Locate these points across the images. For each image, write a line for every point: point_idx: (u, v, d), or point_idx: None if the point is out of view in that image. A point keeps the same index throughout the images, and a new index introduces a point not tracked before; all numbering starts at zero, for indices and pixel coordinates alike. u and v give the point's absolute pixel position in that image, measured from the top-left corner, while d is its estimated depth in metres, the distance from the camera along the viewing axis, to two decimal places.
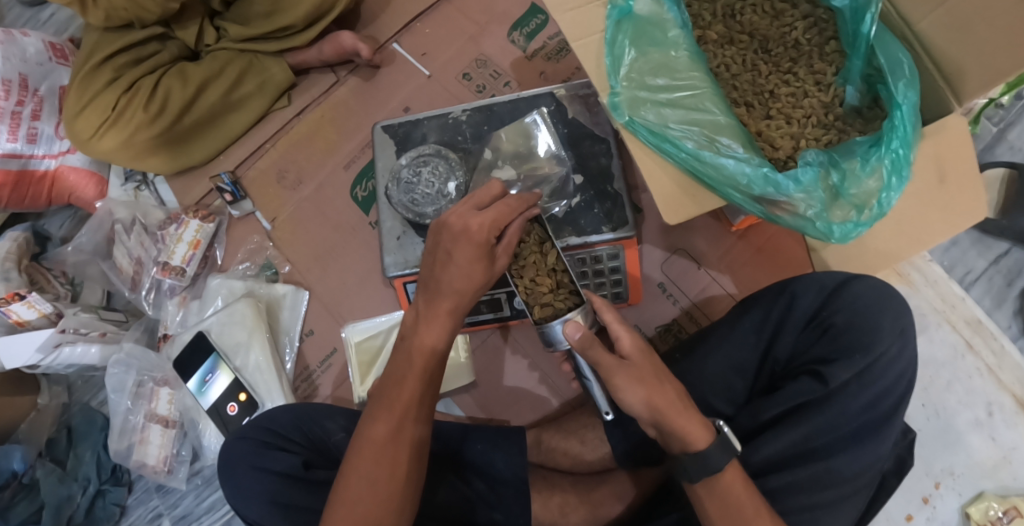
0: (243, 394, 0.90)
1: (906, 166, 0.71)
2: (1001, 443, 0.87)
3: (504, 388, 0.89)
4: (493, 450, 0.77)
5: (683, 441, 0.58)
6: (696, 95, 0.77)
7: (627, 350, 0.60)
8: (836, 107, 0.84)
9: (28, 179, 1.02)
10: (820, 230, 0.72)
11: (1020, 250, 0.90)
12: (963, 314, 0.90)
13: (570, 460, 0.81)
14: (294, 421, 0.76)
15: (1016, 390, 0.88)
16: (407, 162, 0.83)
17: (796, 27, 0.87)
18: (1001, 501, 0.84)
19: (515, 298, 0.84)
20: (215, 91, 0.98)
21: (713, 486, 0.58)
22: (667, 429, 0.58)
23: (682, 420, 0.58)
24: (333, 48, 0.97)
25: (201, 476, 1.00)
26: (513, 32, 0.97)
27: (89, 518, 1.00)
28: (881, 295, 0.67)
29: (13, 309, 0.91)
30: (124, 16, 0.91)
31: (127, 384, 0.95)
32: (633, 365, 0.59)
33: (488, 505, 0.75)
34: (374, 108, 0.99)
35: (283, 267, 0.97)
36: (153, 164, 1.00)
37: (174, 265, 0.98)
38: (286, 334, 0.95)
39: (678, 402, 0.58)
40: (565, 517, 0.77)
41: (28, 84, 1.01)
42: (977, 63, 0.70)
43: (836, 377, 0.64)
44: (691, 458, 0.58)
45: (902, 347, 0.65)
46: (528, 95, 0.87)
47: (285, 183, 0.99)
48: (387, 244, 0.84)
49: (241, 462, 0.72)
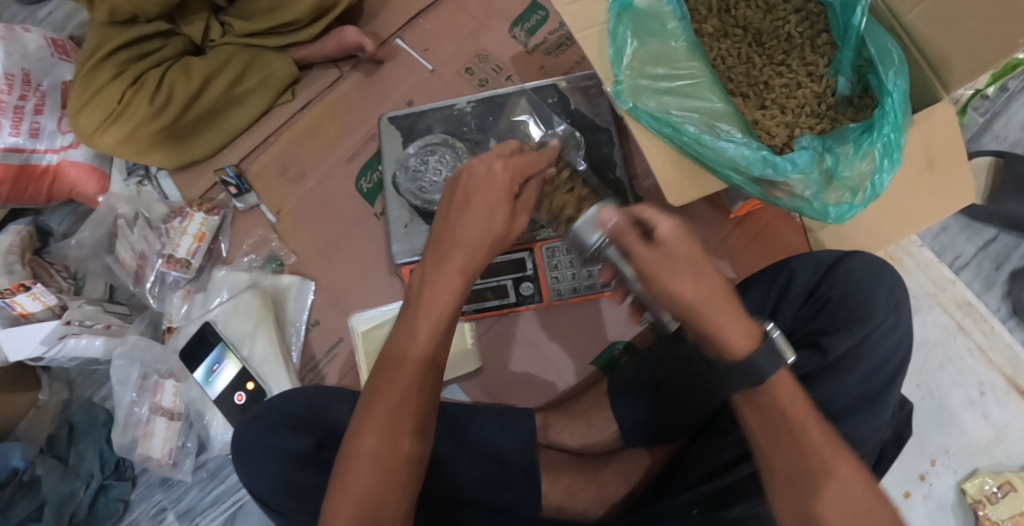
0: (250, 383, 0.90)
1: (897, 149, 0.73)
2: (994, 421, 0.90)
3: (510, 374, 0.90)
4: (501, 431, 0.78)
5: (723, 348, 0.50)
6: (695, 84, 0.80)
7: (663, 234, 0.49)
8: (828, 97, 0.87)
9: (29, 174, 1.02)
10: (817, 211, 0.74)
11: (1008, 236, 0.95)
12: (954, 296, 0.93)
13: (577, 441, 0.82)
14: (307, 404, 0.77)
15: (1006, 370, 0.91)
16: (414, 151, 0.85)
17: (789, 20, 0.90)
18: (996, 477, 0.87)
19: (522, 284, 0.87)
20: (219, 85, 0.98)
21: (760, 402, 0.51)
22: (705, 330, 0.49)
23: (723, 322, 0.49)
24: (336, 43, 0.98)
25: (206, 469, 1.00)
26: (513, 28, 1.00)
27: (91, 515, 0.99)
28: (876, 270, 0.69)
29: (17, 301, 0.91)
30: (128, 8, 0.92)
31: (131, 376, 0.96)
32: (670, 254, 0.48)
33: (498, 485, 0.76)
34: (377, 102, 1.01)
35: (288, 258, 0.98)
36: (156, 159, 1.00)
37: (179, 258, 0.98)
38: (292, 324, 0.95)
39: (718, 296, 0.49)
40: (573, 496, 0.78)
41: (30, 79, 1.00)
42: (962, 52, 0.73)
43: (835, 348, 0.66)
44: (734, 369, 0.50)
45: (897, 319, 0.67)
46: (531, 87, 0.89)
47: (289, 176, 1.00)
48: (394, 232, 0.87)
49: (253, 443, 0.73)
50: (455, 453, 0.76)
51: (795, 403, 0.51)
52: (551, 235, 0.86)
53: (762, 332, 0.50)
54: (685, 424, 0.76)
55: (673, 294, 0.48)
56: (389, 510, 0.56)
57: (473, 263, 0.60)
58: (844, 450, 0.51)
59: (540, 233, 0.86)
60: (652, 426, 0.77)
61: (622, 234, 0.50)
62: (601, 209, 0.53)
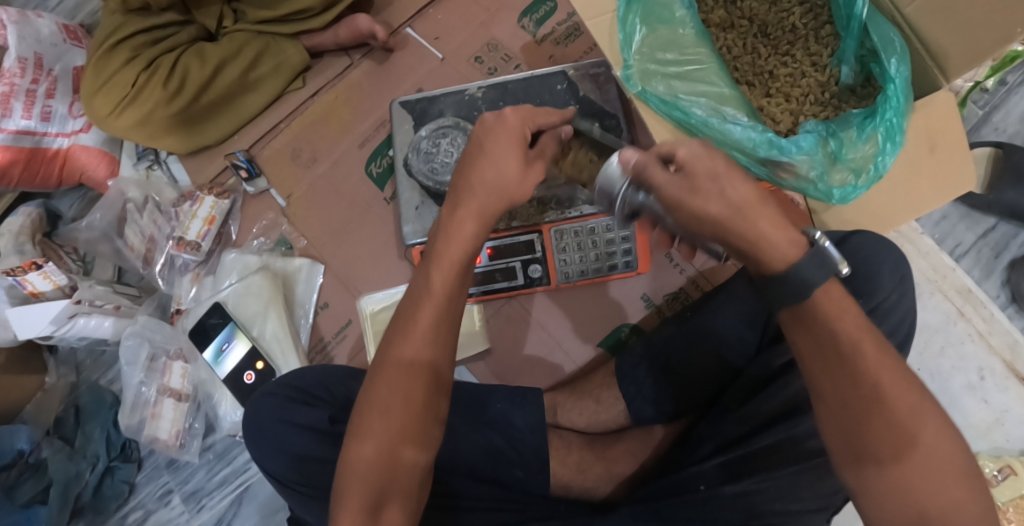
0: (260, 362, 0.91)
1: (899, 132, 0.74)
2: (993, 405, 0.92)
3: (519, 355, 0.91)
4: (512, 408, 0.79)
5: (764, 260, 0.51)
6: (704, 70, 0.83)
7: (682, 159, 0.51)
8: (831, 86, 0.89)
9: (40, 158, 1.03)
10: (821, 192, 0.75)
11: (1007, 225, 0.96)
12: (954, 283, 0.96)
13: (585, 419, 0.84)
14: (319, 378, 0.77)
15: (1006, 355, 0.93)
16: (426, 134, 0.86)
17: (793, 12, 0.92)
18: (996, 460, 0.89)
19: (529, 266, 0.88)
20: (232, 71, 1.00)
21: (808, 320, 0.51)
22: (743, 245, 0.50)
23: (765, 232, 0.50)
24: (348, 31, 1.00)
25: (213, 451, 1.01)
26: (523, 18, 1.01)
27: (97, 496, 1.00)
28: (881, 247, 0.70)
29: (28, 279, 0.92)
30: None
31: (140, 357, 0.96)
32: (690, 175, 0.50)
33: (507, 461, 0.78)
34: (387, 89, 1.02)
35: (298, 242, 1.00)
36: (168, 143, 1.01)
37: (189, 240, 0.99)
38: (301, 306, 0.96)
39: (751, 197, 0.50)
40: (582, 473, 0.80)
41: (43, 63, 1.01)
42: (959, 44, 0.75)
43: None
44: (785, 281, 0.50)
45: (900, 295, 0.69)
46: (541, 73, 0.91)
47: (300, 161, 1.01)
48: (406, 215, 0.89)
49: (267, 417, 0.73)
50: (467, 429, 0.78)
51: (844, 317, 0.51)
52: (560, 218, 0.86)
53: (808, 241, 0.50)
54: (692, 399, 0.78)
55: (702, 212, 0.50)
56: (395, 490, 0.60)
57: (492, 211, 0.63)
58: (892, 359, 0.51)
59: (549, 215, 0.86)
60: (660, 400, 0.79)
61: (646, 168, 0.53)
62: (619, 153, 0.56)
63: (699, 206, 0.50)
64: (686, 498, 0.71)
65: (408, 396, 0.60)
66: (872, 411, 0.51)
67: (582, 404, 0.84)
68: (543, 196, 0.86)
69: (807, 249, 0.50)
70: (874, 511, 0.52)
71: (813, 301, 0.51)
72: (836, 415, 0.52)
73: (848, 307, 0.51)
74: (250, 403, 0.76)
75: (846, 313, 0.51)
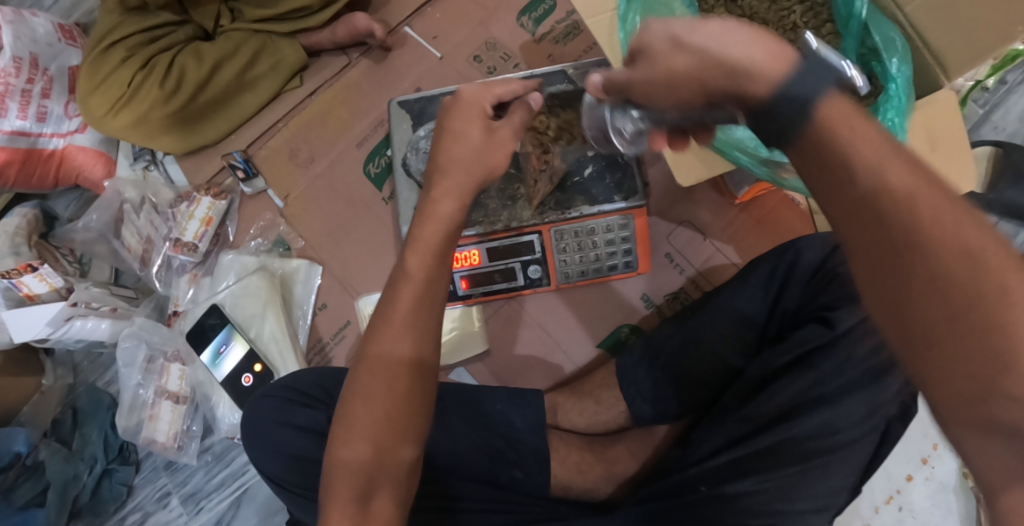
0: (258, 365, 0.90)
1: (901, 132, 0.77)
2: None
3: (519, 356, 0.91)
4: (512, 409, 0.79)
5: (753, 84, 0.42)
6: None
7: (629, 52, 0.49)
8: None
9: (36, 158, 1.02)
10: None
11: (1008, 224, 0.96)
12: None
13: (585, 420, 0.83)
14: (316, 380, 0.76)
15: None
16: (425, 134, 0.85)
17: (794, 11, 0.92)
18: None
19: (529, 267, 0.88)
20: (229, 70, 1.00)
21: (821, 153, 0.40)
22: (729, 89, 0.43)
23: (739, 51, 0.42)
24: (346, 30, 0.99)
25: (212, 453, 1.01)
26: (521, 17, 1.01)
27: (95, 498, 0.99)
28: None
29: (24, 282, 0.92)
30: None
31: (137, 358, 0.96)
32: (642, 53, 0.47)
33: (508, 463, 0.77)
34: (385, 88, 1.01)
35: (296, 242, 0.99)
36: (164, 143, 1.00)
37: (186, 241, 0.99)
38: (299, 307, 0.96)
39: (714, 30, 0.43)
40: (582, 474, 0.80)
41: (38, 63, 1.00)
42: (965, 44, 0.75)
43: (842, 321, 0.67)
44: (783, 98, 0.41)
45: None
46: (540, 72, 0.90)
47: (297, 161, 1.01)
48: (404, 214, 0.88)
49: (265, 418, 0.73)
50: (466, 429, 0.77)
51: (858, 139, 0.39)
52: (560, 218, 0.84)
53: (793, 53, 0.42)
54: (691, 399, 0.77)
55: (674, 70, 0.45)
56: (384, 492, 0.61)
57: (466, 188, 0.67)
58: (933, 186, 0.39)
59: (549, 217, 0.83)
60: (658, 402, 0.78)
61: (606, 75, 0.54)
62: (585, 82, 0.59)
63: (665, 66, 0.45)
64: (685, 498, 0.70)
65: (392, 383, 0.63)
66: (915, 258, 0.37)
67: (582, 405, 0.83)
68: (543, 197, 0.84)
69: (797, 61, 0.42)
70: (950, 411, 0.37)
71: (820, 123, 0.40)
72: (872, 278, 0.39)
73: (859, 120, 0.40)
74: (248, 405, 0.76)
75: (863, 133, 0.40)
